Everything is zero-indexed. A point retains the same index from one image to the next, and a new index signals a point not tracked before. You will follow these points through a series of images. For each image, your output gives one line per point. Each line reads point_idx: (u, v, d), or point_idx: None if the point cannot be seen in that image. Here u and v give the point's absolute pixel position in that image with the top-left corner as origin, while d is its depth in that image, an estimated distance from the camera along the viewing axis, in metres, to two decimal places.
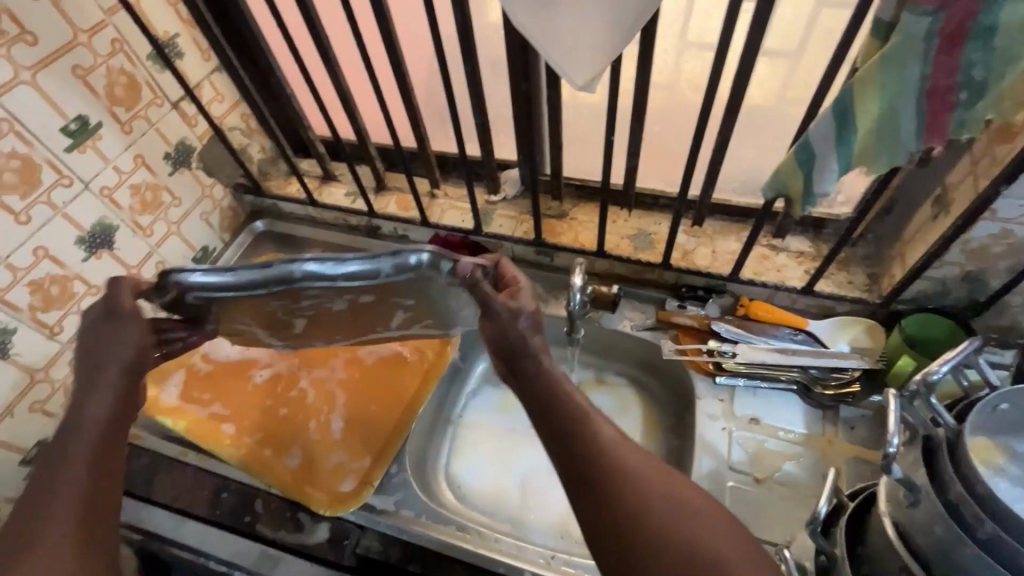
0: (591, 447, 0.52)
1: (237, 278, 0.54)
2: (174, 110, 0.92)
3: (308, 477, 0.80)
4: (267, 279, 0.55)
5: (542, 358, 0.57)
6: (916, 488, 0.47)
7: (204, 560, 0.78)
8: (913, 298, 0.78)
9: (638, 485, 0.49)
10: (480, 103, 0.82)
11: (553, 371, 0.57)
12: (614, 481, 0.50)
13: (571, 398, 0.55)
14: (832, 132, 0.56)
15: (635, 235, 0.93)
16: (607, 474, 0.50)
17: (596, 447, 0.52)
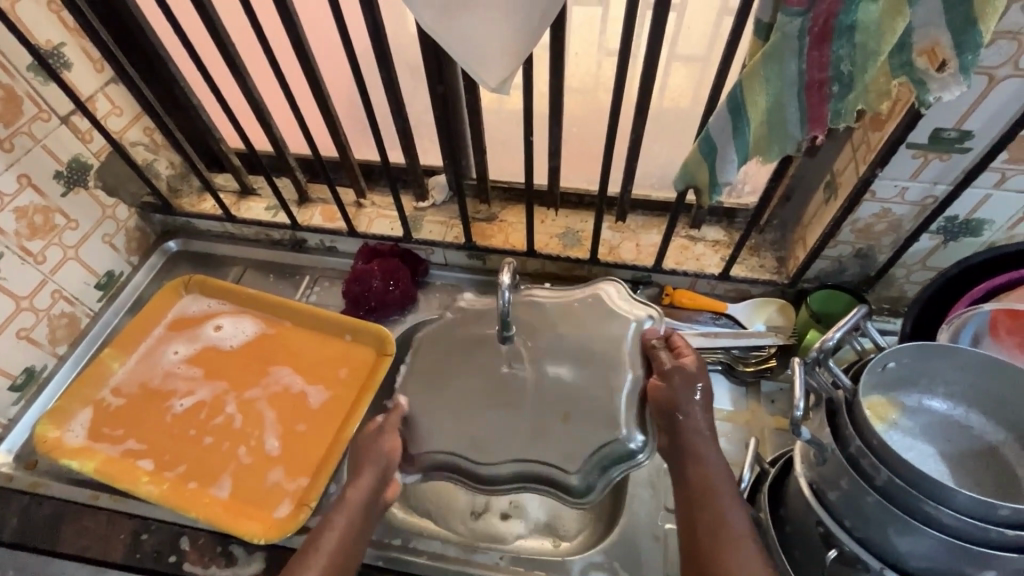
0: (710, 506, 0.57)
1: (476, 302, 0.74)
2: (64, 125, 0.85)
3: (239, 510, 0.76)
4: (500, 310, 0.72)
5: (697, 438, 0.60)
6: (824, 446, 0.51)
7: None
8: (816, 276, 0.85)
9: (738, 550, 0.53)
10: (399, 108, 0.82)
11: (705, 452, 0.60)
12: (718, 542, 0.54)
13: (707, 479, 0.58)
14: (729, 125, 0.60)
15: (563, 233, 0.95)
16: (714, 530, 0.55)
17: (714, 512, 0.56)
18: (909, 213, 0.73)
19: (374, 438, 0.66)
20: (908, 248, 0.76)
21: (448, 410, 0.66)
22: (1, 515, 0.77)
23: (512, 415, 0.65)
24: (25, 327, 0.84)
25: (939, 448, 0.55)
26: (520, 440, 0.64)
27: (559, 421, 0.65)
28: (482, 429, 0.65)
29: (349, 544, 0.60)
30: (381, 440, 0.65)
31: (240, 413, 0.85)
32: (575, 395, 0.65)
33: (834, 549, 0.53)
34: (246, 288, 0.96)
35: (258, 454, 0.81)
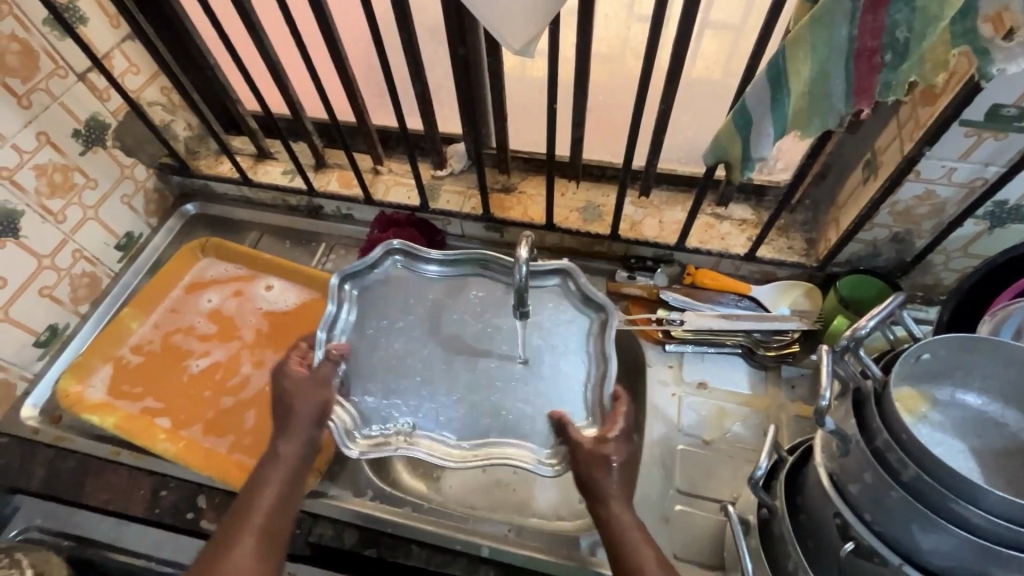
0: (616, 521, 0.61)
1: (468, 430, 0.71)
2: (81, 83, 0.84)
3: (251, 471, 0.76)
4: (469, 456, 0.68)
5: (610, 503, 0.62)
6: (848, 438, 0.49)
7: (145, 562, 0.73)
8: (847, 259, 0.82)
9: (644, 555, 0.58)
10: (419, 72, 0.78)
11: (620, 521, 0.61)
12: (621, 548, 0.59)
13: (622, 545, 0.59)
14: (767, 96, 0.56)
15: (583, 207, 0.93)
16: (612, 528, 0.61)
17: (617, 535, 0.60)
18: (954, 196, 0.69)
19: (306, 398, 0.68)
20: (950, 233, 0.72)
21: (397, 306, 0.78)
22: (28, 466, 0.80)
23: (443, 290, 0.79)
24: (48, 285, 0.85)
25: (969, 443, 0.52)
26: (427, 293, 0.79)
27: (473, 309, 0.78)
28: (447, 340, 0.76)
29: (283, 500, 0.64)
30: (312, 394, 0.68)
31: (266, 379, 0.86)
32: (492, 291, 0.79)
33: (852, 541, 0.51)
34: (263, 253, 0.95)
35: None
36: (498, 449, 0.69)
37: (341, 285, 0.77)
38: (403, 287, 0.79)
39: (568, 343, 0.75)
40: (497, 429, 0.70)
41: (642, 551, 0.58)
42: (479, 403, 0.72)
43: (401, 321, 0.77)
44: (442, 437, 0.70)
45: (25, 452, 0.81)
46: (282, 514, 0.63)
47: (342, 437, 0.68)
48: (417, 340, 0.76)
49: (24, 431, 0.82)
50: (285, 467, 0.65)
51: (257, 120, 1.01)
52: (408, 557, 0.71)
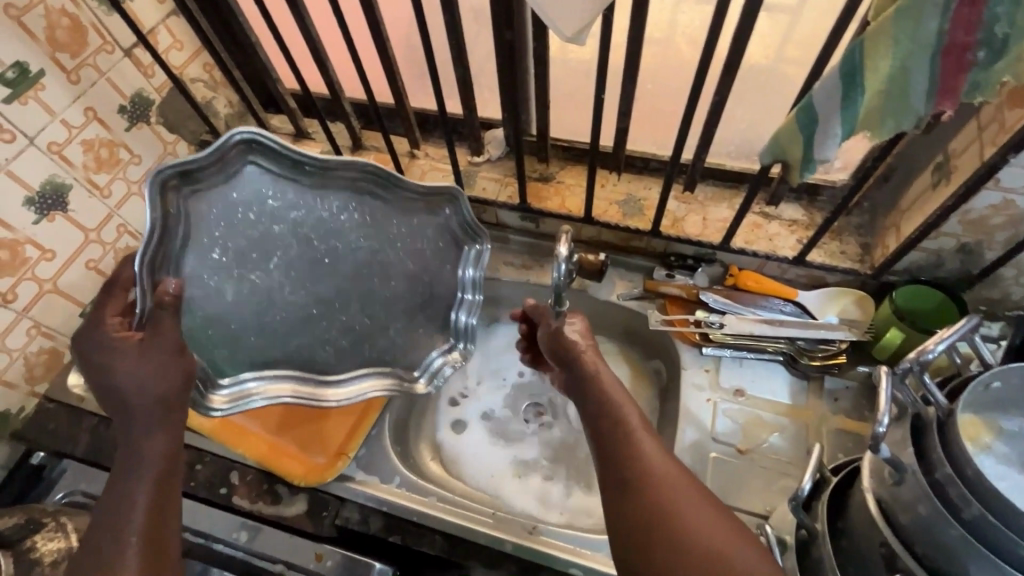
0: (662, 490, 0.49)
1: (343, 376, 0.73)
2: (127, 58, 0.85)
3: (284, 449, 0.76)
4: (349, 388, 0.73)
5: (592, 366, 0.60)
6: (903, 467, 0.46)
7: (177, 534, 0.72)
8: (906, 269, 0.76)
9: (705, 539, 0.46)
10: (462, 55, 0.76)
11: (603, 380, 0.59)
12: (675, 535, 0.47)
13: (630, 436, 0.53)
14: (839, 92, 0.52)
15: (623, 200, 0.89)
16: (662, 494, 0.49)
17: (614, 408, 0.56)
18: None
19: (157, 369, 0.54)
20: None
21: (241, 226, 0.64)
22: (75, 432, 0.84)
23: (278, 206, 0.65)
24: (94, 259, 0.87)
25: None
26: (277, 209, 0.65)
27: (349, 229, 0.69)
28: (297, 253, 0.68)
29: (167, 482, 0.52)
30: (165, 365, 0.54)
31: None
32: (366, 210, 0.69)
33: None
34: None
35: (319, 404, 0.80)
36: (362, 383, 0.74)
37: (164, 191, 0.58)
38: (251, 193, 0.64)
39: (429, 268, 0.73)
40: (368, 358, 0.74)
41: (662, 480, 0.50)
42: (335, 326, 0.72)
43: (250, 234, 0.65)
44: (304, 376, 0.71)
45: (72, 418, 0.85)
46: (168, 501, 0.52)
47: (199, 391, 0.65)
48: (275, 260, 0.67)
49: (71, 399, 0.85)
50: (150, 460, 0.52)
51: (296, 99, 1.00)
52: (431, 546, 0.72)
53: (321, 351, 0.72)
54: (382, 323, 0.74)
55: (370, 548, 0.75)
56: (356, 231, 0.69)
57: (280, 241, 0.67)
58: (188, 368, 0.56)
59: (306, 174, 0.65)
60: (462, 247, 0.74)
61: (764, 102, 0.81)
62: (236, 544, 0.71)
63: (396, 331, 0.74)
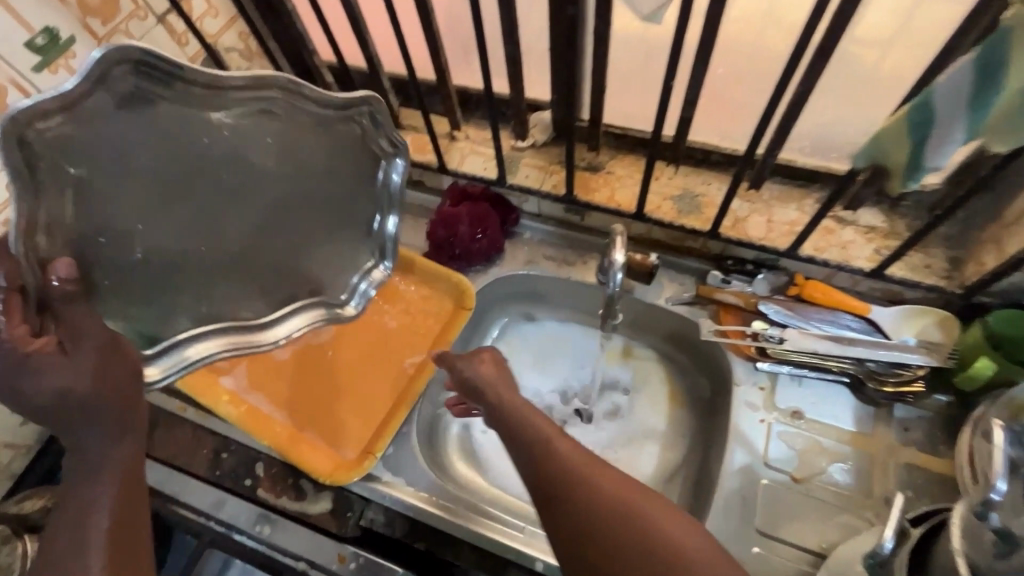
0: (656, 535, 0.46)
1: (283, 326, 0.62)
2: (160, 25, 0.80)
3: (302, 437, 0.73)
4: (284, 329, 0.62)
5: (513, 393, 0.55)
6: (1013, 539, 0.40)
7: (204, 521, 0.73)
8: (1003, 290, 0.68)
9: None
10: (513, 30, 0.69)
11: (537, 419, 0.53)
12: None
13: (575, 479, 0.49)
14: (967, 92, 0.44)
15: (679, 196, 0.82)
16: (651, 547, 0.45)
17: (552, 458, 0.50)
18: None
19: (97, 368, 0.45)
20: None
21: (127, 168, 0.48)
22: None
23: (171, 127, 0.49)
24: None
25: None
26: (161, 140, 0.49)
27: (264, 158, 0.55)
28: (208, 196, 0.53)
29: (129, 493, 0.47)
30: (106, 361, 0.45)
31: (339, 359, 0.79)
32: (283, 128, 0.55)
33: None
34: None
35: (348, 402, 0.77)
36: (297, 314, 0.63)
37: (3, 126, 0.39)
38: (128, 124, 0.47)
39: (355, 182, 0.62)
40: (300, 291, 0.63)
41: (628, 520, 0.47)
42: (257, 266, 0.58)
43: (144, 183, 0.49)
44: (230, 327, 0.58)
45: None
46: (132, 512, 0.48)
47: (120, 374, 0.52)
48: (175, 199, 0.51)
49: None
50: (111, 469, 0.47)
51: (333, 73, 0.95)
52: (456, 556, 0.68)
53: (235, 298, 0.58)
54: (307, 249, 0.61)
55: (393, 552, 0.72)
56: (260, 152, 0.54)
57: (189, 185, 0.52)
58: (134, 363, 0.48)
59: (191, 94, 0.49)
60: (373, 153, 0.62)
61: None
62: (258, 536, 0.71)
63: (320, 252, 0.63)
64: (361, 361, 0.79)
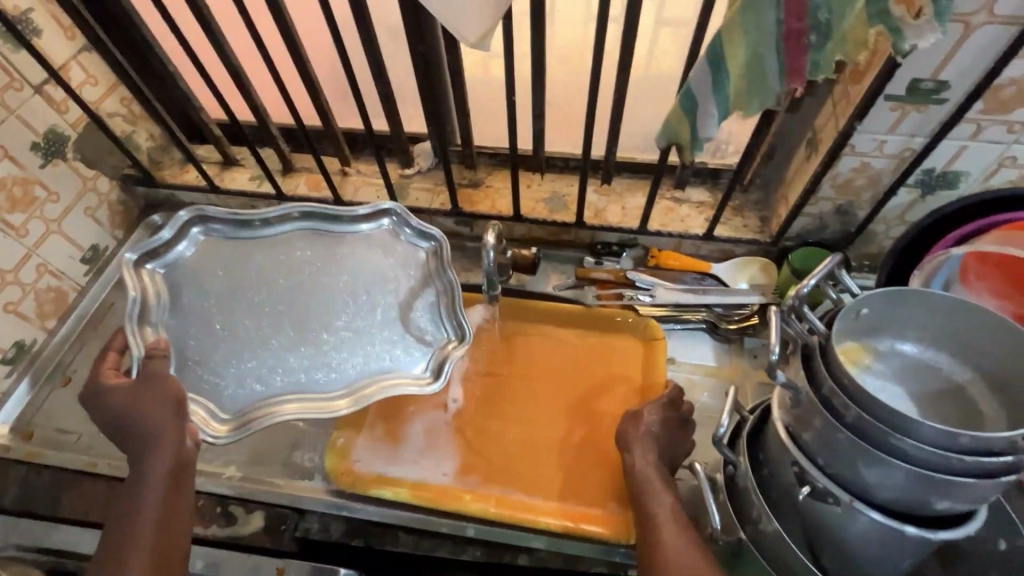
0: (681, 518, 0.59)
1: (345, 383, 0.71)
2: (38, 95, 0.83)
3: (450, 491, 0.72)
4: (345, 390, 0.70)
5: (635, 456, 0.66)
6: (798, 389, 0.53)
7: None
8: (798, 234, 0.87)
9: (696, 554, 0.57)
10: (382, 72, 0.81)
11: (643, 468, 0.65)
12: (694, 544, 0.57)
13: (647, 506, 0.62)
14: (709, 78, 0.60)
15: (549, 198, 0.96)
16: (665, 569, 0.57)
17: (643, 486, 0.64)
18: (887, 166, 0.74)
19: (148, 402, 0.62)
20: (887, 202, 0.78)
21: (224, 281, 0.77)
22: (2, 484, 0.79)
23: (258, 264, 0.79)
24: (12, 301, 0.84)
25: (908, 388, 0.57)
26: (242, 272, 0.78)
27: (313, 270, 0.78)
28: (278, 301, 0.76)
29: (173, 488, 0.61)
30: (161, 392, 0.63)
31: (495, 418, 0.79)
32: (321, 242, 0.81)
33: (807, 486, 0.54)
34: (567, 306, 0.88)
35: (510, 457, 0.76)
36: (373, 384, 0.71)
37: (141, 263, 0.75)
38: (216, 255, 0.78)
39: (395, 263, 0.79)
40: (370, 369, 0.72)
41: (666, 533, 0.60)
42: (317, 334, 0.74)
43: (223, 290, 0.76)
44: (306, 395, 0.70)
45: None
46: (178, 502, 0.62)
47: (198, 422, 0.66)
48: (250, 303, 0.75)
49: None
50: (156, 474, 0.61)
51: (222, 127, 1.01)
52: (395, 544, 0.73)
53: (301, 366, 0.72)
54: (363, 325, 0.75)
55: (333, 556, 0.75)
56: (308, 258, 0.79)
57: (265, 287, 0.77)
58: (179, 392, 0.63)
59: (254, 228, 0.80)
60: (398, 239, 0.81)
61: None
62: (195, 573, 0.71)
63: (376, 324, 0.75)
64: (543, 409, 0.80)
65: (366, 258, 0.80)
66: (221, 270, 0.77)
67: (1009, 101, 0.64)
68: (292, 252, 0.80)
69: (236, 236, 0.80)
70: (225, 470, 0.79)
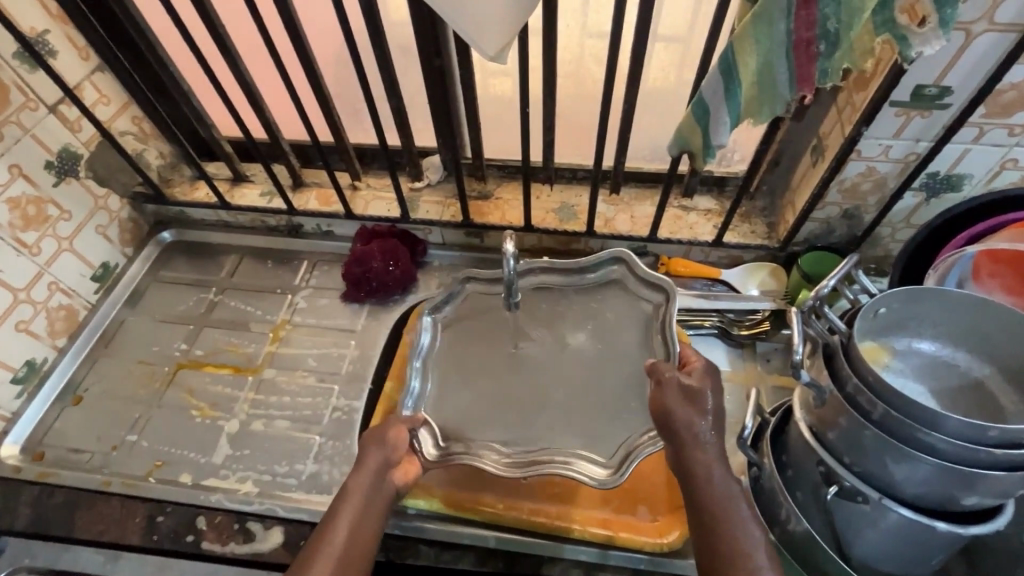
0: (698, 484, 0.57)
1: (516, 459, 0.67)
2: (52, 114, 0.84)
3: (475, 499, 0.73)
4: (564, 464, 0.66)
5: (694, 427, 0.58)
6: (822, 388, 0.54)
7: None
8: (805, 239, 0.88)
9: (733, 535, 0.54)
10: (395, 87, 0.82)
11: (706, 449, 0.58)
12: (711, 523, 0.55)
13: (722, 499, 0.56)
14: (721, 87, 0.62)
15: (558, 208, 0.97)
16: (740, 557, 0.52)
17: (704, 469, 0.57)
18: (892, 170, 0.76)
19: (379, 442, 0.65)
20: (893, 205, 0.79)
21: (472, 345, 0.76)
22: (13, 505, 0.78)
23: (503, 327, 0.77)
24: (24, 320, 0.83)
25: (928, 385, 0.58)
26: (504, 334, 0.77)
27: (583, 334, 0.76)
28: (519, 372, 0.74)
29: (365, 527, 0.59)
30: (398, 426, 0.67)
31: None
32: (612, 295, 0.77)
33: (834, 485, 0.55)
34: None
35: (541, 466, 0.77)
36: (571, 454, 0.67)
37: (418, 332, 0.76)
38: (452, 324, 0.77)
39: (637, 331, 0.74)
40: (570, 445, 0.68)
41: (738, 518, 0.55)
42: (536, 413, 0.71)
43: (472, 350, 0.75)
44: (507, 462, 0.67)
45: (7, 492, 0.79)
46: (364, 548, 0.58)
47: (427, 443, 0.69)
48: (503, 371, 0.74)
49: (6, 470, 0.80)
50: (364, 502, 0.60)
51: (233, 144, 1.02)
52: (416, 556, 0.72)
53: (528, 430, 0.69)
54: (570, 393, 0.72)
55: None
56: (586, 310, 0.77)
57: (510, 350, 0.75)
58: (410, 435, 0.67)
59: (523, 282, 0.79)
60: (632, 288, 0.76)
61: (668, 110, 0.92)
62: None
63: (580, 395, 0.72)
64: None
65: (609, 311, 0.76)
66: (479, 330, 0.77)
67: (1010, 106, 0.66)
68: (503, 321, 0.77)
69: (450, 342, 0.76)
70: (241, 486, 0.80)
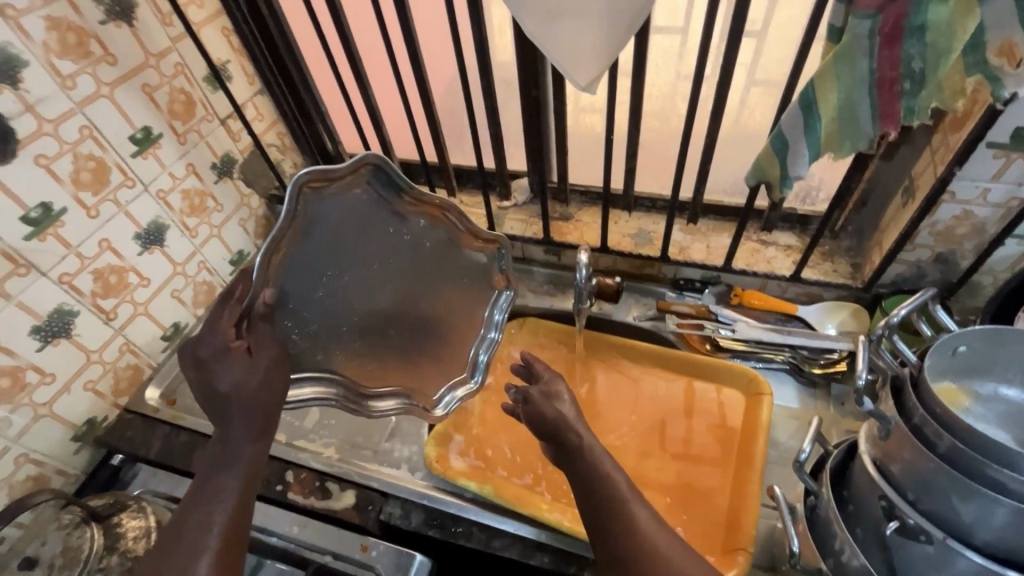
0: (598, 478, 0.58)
1: (382, 406, 0.79)
2: (222, 126, 1.04)
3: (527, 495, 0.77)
4: (384, 402, 0.79)
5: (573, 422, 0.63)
6: (887, 419, 0.54)
7: (266, 536, 0.76)
8: (892, 281, 0.85)
9: (634, 505, 0.56)
10: (494, 113, 0.92)
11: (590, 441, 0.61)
12: (609, 511, 0.56)
13: (610, 482, 0.58)
14: (800, 120, 0.65)
15: (635, 233, 1.01)
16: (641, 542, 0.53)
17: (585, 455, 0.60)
18: (992, 215, 0.73)
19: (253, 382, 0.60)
20: (992, 252, 0.76)
21: (337, 246, 0.71)
22: (148, 439, 0.93)
23: (373, 249, 0.74)
24: (176, 289, 1.01)
25: (1013, 434, 0.55)
26: (378, 254, 0.75)
27: (438, 301, 0.81)
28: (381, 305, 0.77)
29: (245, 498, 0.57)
30: (271, 372, 0.61)
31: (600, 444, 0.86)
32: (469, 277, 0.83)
33: (895, 520, 0.53)
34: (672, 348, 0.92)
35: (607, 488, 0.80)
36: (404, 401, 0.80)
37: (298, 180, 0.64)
38: (335, 210, 0.69)
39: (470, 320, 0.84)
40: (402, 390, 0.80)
41: (633, 501, 0.56)
42: (397, 346, 0.79)
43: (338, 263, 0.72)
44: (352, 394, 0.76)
45: (145, 428, 0.95)
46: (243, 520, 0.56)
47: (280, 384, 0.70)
48: (362, 277, 0.74)
49: (147, 409, 0.96)
50: (235, 474, 0.57)
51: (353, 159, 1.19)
52: (468, 539, 0.77)
53: (367, 358, 0.77)
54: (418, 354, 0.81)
55: (410, 540, 0.81)
56: (455, 278, 0.82)
57: (374, 275, 0.75)
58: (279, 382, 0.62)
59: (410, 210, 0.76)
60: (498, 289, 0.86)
61: (752, 146, 0.95)
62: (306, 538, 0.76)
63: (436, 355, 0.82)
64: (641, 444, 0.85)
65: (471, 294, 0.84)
66: (353, 232, 0.72)
67: None
68: (382, 242, 0.74)
69: (324, 193, 0.68)
70: (325, 450, 0.88)
